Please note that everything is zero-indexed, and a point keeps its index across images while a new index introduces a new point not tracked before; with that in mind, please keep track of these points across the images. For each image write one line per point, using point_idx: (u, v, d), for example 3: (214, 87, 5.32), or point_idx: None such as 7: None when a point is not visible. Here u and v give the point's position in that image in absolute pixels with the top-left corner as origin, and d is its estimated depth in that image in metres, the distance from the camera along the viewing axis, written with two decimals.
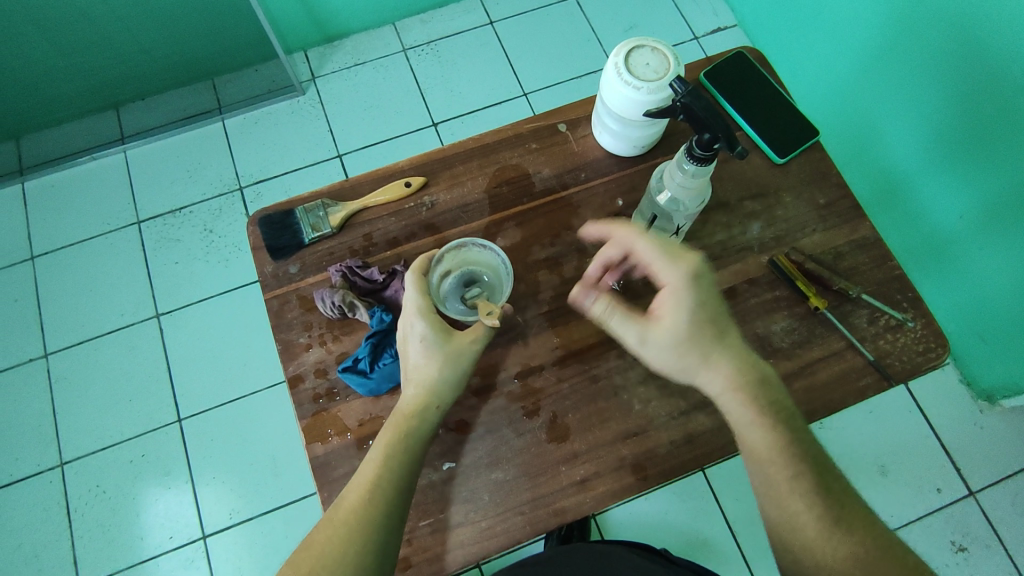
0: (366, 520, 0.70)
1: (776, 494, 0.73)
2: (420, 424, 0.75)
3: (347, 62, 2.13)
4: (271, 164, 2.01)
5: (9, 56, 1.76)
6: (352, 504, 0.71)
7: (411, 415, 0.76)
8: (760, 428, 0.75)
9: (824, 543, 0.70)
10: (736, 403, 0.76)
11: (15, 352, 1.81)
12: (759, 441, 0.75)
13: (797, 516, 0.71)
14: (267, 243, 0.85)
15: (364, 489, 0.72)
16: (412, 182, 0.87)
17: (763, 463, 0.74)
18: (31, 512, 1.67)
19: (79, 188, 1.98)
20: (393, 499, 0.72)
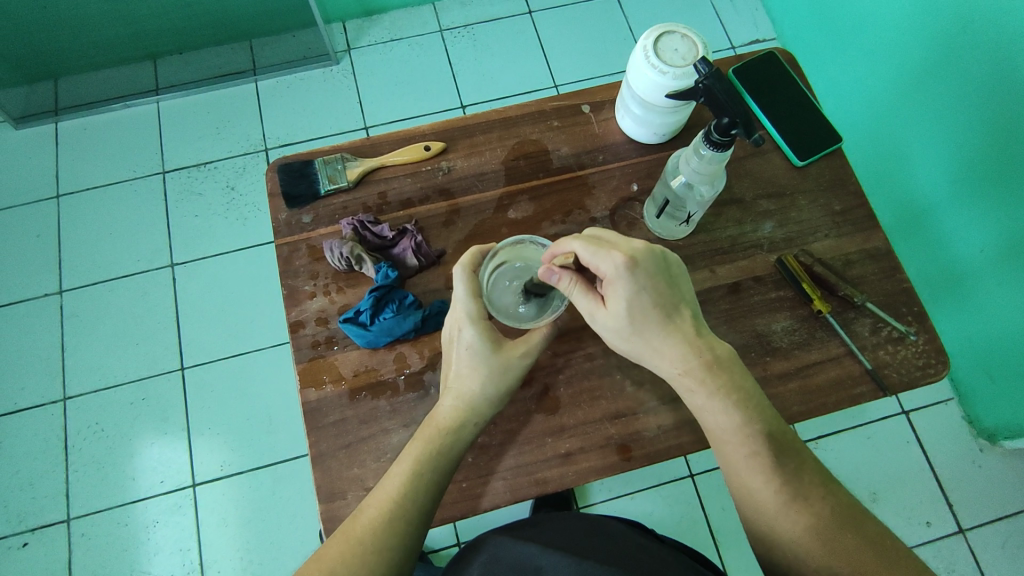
0: (392, 530, 0.70)
1: (737, 471, 0.76)
2: (454, 438, 0.76)
3: (384, 37, 2.14)
4: (298, 129, 2.04)
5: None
6: (377, 510, 0.71)
7: (445, 427, 0.76)
8: (720, 412, 0.76)
9: (786, 519, 0.73)
10: (691, 388, 0.77)
11: (31, 286, 1.85)
12: (719, 425, 0.76)
13: (760, 494, 0.74)
14: (284, 190, 0.87)
15: (391, 497, 0.72)
16: (432, 147, 0.88)
17: (724, 446, 0.77)
18: (30, 442, 1.71)
19: (110, 133, 2.01)
20: (419, 511, 0.72)
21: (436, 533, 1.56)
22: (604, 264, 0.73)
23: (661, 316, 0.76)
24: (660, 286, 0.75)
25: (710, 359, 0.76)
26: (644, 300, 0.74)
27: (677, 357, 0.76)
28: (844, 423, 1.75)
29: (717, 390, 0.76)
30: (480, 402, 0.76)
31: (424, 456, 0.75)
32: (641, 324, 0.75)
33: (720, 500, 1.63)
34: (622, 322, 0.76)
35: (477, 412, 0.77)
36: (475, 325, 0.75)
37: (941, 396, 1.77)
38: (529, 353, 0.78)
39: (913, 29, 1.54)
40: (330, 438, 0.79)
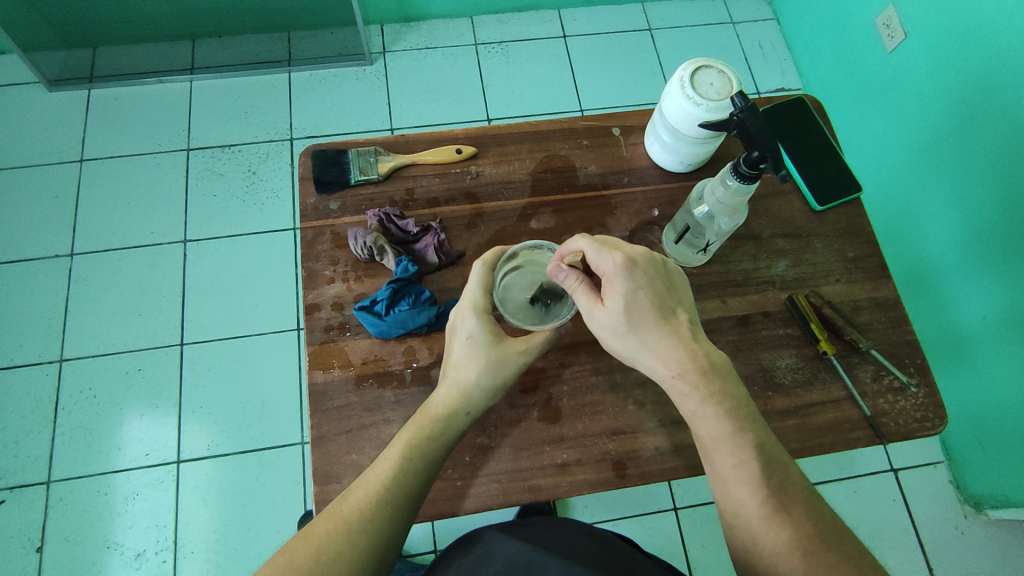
0: (379, 513, 0.71)
1: (722, 480, 0.77)
2: (446, 426, 0.77)
3: (419, 44, 2.19)
4: (326, 124, 2.07)
5: None
6: (366, 493, 0.72)
7: (439, 416, 0.77)
8: (710, 420, 0.77)
9: (767, 531, 0.74)
10: (682, 394, 0.78)
11: (44, 245, 1.86)
12: (712, 431, 0.77)
13: (743, 504, 0.75)
14: (315, 175, 0.88)
15: (382, 480, 0.73)
16: (463, 150, 0.90)
17: (712, 454, 0.77)
18: (20, 399, 1.70)
19: (141, 106, 2.05)
20: (409, 495, 0.73)
21: (414, 536, 1.56)
22: (606, 262, 0.77)
23: (658, 316, 0.78)
24: (656, 289, 0.78)
25: (705, 365, 0.77)
26: (641, 299, 0.77)
27: (668, 357, 0.77)
28: (833, 474, 1.75)
29: (710, 398, 0.77)
30: (476, 392, 0.78)
31: (415, 443, 0.76)
32: (636, 323, 0.77)
33: (701, 537, 1.63)
34: (619, 319, 0.77)
35: (472, 402, 0.78)
36: (479, 315, 0.78)
37: (930, 458, 1.78)
38: (528, 351, 0.79)
39: (936, 93, 1.58)
40: (331, 421, 0.79)
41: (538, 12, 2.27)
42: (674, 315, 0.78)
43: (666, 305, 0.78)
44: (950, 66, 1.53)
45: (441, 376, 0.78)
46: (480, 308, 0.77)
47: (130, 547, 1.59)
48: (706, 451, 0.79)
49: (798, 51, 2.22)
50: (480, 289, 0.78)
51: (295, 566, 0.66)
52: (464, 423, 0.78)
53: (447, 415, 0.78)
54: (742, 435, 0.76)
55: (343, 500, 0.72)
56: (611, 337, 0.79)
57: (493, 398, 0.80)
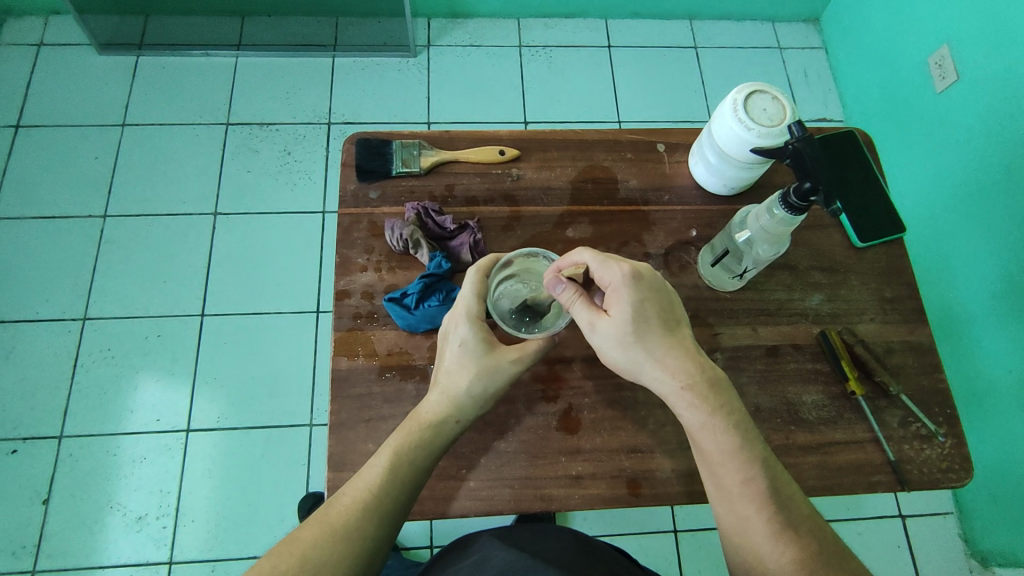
0: (366, 521, 0.71)
1: (728, 494, 0.75)
2: (436, 432, 0.76)
3: (464, 41, 2.20)
4: (364, 111, 2.08)
5: None
6: (354, 500, 0.72)
7: (428, 424, 0.76)
8: (717, 433, 0.75)
9: (772, 548, 0.72)
10: (688, 407, 0.77)
11: (78, 204, 1.90)
12: (716, 446, 0.75)
13: (748, 519, 0.74)
14: (358, 162, 0.89)
15: (370, 488, 0.72)
16: (506, 152, 0.90)
17: (719, 468, 0.76)
18: (41, 352, 1.73)
19: (187, 77, 2.08)
20: (396, 503, 0.73)
21: (411, 530, 1.56)
22: (611, 272, 0.76)
23: (665, 329, 0.78)
24: (662, 301, 0.78)
25: (711, 379, 0.77)
26: (647, 311, 0.76)
27: (679, 368, 0.77)
28: (839, 514, 1.72)
29: (714, 412, 0.76)
30: (466, 399, 0.77)
31: (403, 449, 0.75)
32: (642, 333, 0.76)
33: (698, 562, 1.61)
34: (627, 329, 0.76)
35: (462, 410, 0.77)
36: (472, 322, 0.77)
37: (939, 508, 1.74)
38: (520, 362, 0.78)
39: (985, 137, 1.54)
40: (351, 409, 0.80)
41: (584, 20, 2.27)
42: (681, 330, 0.79)
43: (675, 318, 0.79)
44: (1001, 110, 1.49)
45: (431, 382, 0.77)
46: (475, 316, 0.76)
47: (131, 510, 1.61)
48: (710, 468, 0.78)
49: (844, 83, 2.19)
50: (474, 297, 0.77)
51: (279, 573, 0.66)
52: (453, 431, 0.78)
53: (438, 422, 0.77)
54: (750, 447, 0.75)
55: (332, 505, 0.72)
56: (615, 348, 0.77)
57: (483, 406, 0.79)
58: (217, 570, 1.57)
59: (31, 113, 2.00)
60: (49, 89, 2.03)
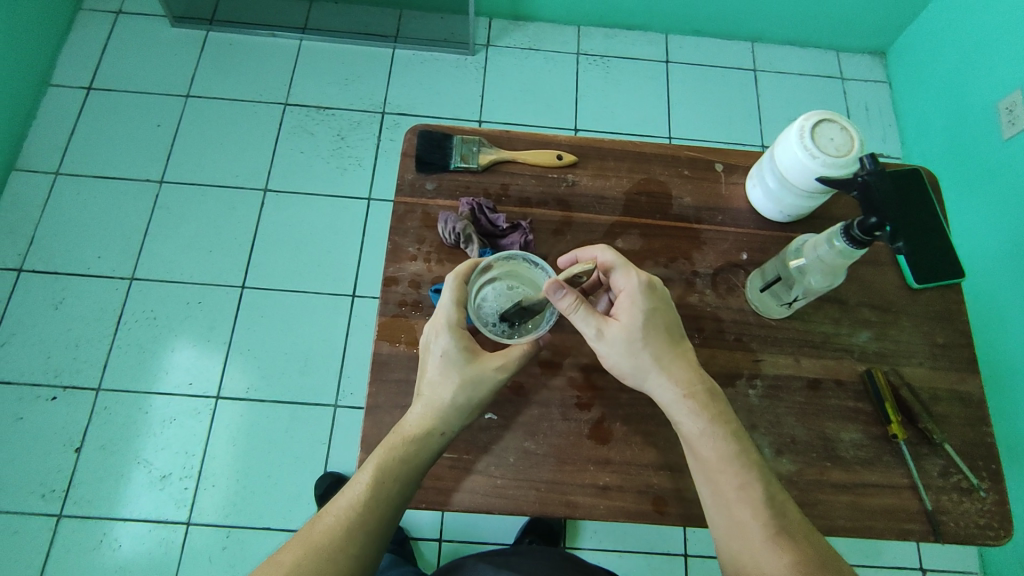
0: (348, 540, 0.72)
1: (727, 504, 0.74)
2: (420, 446, 0.76)
3: (523, 43, 2.22)
4: (418, 104, 2.11)
5: None
6: (336, 520, 0.72)
7: (414, 440, 0.76)
8: (717, 439, 0.75)
9: (767, 554, 0.71)
10: (689, 413, 0.77)
11: (137, 168, 1.96)
12: (715, 451, 0.74)
13: (745, 525, 0.73)
14: (418, 153, 0.91)
15: (352, 506, 0.73)
16: (564, 157, 0.91)
17: (718, 478, 0.75)
18: (88, 307, 1.80)
19: (252, 56, 2.14)
20: (379, 520, 0.74)
21: (423, 521, 1.58)
22: (626, 276, 0.78)
23: (669, 338, 0.79)
24: (668, 313, 0.80)
25: (709, 390, 0.78)
26: (656, 318, 0.78)
27: (683, 376, 0.78)
28: (855, 559, 1.67)
29: (713, 419, 0.76)
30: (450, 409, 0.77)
31: (386, 465, 0.75)
32: (650, 339, 0.78)
33: None
34: (636, 331, 0.77)
35: (446, 421, 0.77)
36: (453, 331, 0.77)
37: (962, 566, 1.69)
38: (505, 369, 0.78)
39: None
40: (389, 393, 0.81)
41: (644, 33, 2.26)
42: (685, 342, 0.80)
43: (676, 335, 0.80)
44: None
45: (414, 394, 0.77)
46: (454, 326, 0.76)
47: (157, 468, 1.66)
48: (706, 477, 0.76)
49: (905, 120, 2.14)
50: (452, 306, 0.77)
51: None
52: (439, 443, 0.78)
53: (425, 436, 0.77)
54: (749, 459, 0.75)
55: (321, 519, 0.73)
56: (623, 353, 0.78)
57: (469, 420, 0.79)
58: (232, 537, 1.61)
59: (102, 78, 2.08)
60: (121, 56, 2.11)
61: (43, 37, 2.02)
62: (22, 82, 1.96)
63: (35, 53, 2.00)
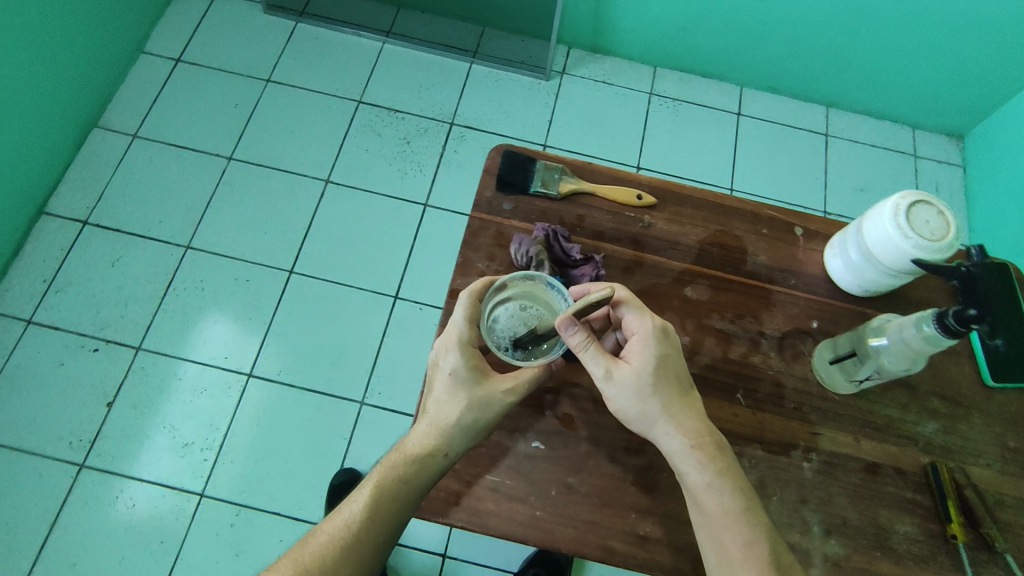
0: (343, 558, 0.73)
1: (730, 564, 0.71)
2: (421, 465, 0.77)
3: (597, 76, 2.24)
4: (487, 120, 2.14)
5: None
6: (330, 538, 0.74)
7: (411, 462, 0.77)
8: (725, 494, 0.73)
9: None
10: (695, 465, 0.75)
11: (209, 143, 2.02)
12: (723, 506, 0.72)
13: None
14: (500, 172, 0.92)
15: (348, 524, 0.74)
16: (643, 198, 0.90)
17: (721, 533, 0.72)
18: (142, 268, 1.84)
19: (334, 52, 2.21)
20: (374, 539, 0.74)
21: (432, 535, 1.56)
22: (639, 317, 0.78)
23: (680, 385, 0.78)
24: (679, 361, 0.79)
25: (717, 444, 0.76)
26: (669, 364, 0.77)
27: (694, 424, 0.76)
28: None
29: (720, 472, 0.74)
30: (454, 430, 0.78)
31: (384, 484, 0.76)
32: (660, 385, 0.77)
33: None
34: (646, 374, 0.77)
35: (449, 442, 0.78)
36: (463, 349, 0.79)
37: None
38: (513, 392, 0.79)
39: None
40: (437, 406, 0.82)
41: (719, 83, 2.26)
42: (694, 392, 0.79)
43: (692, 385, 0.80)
44: None
45: (419, 412, 0.79)
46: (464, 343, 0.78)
47: (181, 435, 1.68)
48: (710, 534, 0.74)
49: (976, 206, 2.09)
50: (464, 323, 0.79)
51: None
52: (441, 464, 0.78)
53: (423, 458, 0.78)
54: (754, 519, 0.72)
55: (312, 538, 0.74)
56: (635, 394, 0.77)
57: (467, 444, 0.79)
58: (241, 516, 1.61)
59: (192, 53, 2.16)
60: (213, 35, 2.20)
61: (143, 8, 2.12)
62: (117, 47, 2.05)
63: (134, 22, 2.09)
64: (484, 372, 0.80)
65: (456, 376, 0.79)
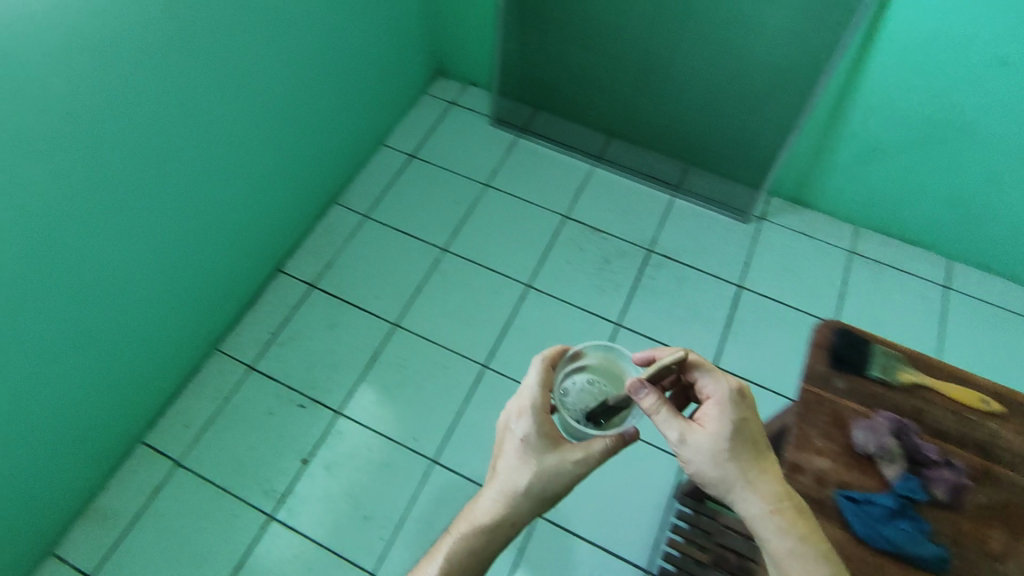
0: None
1: None
2: (494, 533, 1.02)
3: (797, 225, 2.26)
4: (684, 251, 2.20)
5: (592, 64, 2.17)
6: None
7: (483, 524, 1.02)
8: (806, 562, 0.90)
9: None
10: (776, 530, 0.93)
11: (428, 232, 2.22)
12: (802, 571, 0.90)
13: None
14: (838, 349, 1.18)
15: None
16: (982, 403, 1.13)
17: None
18: (354, 337, 2.00)
19: (547, 167, 2.40)
20: None
21: None
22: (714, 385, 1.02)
23: (750, 451, 0.98)
24: (753, 432, 0.99)
25: (796, 508, 0.95)
26: (740, 434, 0.98)
27: (773, 492, 0.95)
28: None
29: (800, 538, 0.92)
30: (521, 494, 1.01)
31: (462, 551, 1.01)
32: (734, 452, 0.97)
33: None
34: (716, 437, 0.98)
35: (513, 505, 1.02)
36: (533, 417, 1.03)
37: None
38: (581, 461, 1.01)
39: None
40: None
41: (926, 251, 2.21)
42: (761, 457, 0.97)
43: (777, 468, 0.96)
44: None
45: (494, 482, 1.03)
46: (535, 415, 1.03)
47: (363, 507, 1.72)
48: None
49: None
50: (537, 398, 1.04)
51: None
52: (507, 530, 1.02)
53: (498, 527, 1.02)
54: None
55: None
56: (714, 458, 0.98)
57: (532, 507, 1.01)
58: None
59: (424, 151, 2.43)
60: (444, 138, 2.46)
61: (394, 109, 2.42)
62: (367, 139, 2.34)
63: (384, 119, 2.39)
64: (553, 441, 1.03)
65: (535, 447, 1.02)
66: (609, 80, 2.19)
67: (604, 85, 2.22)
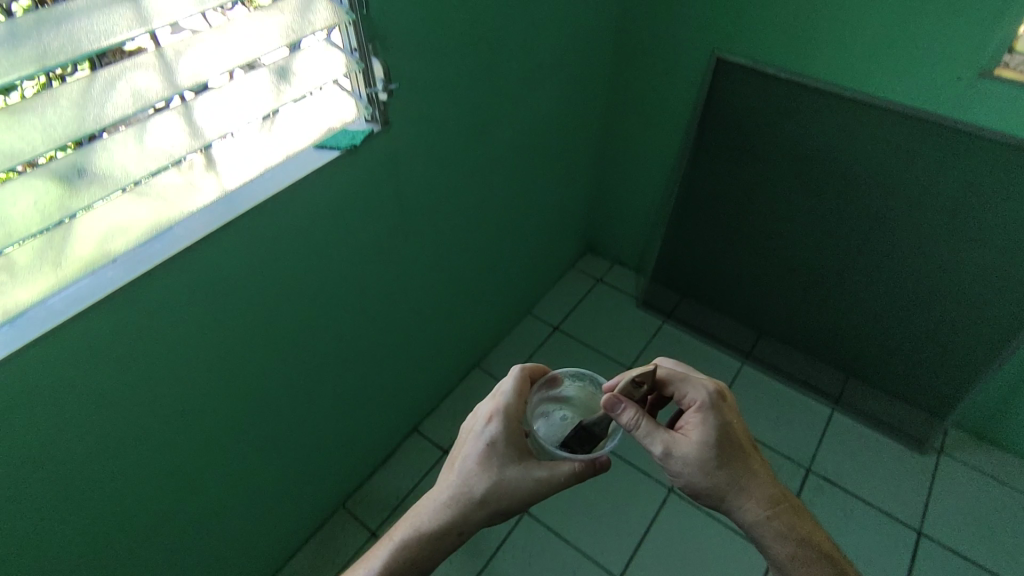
0: None
1: None
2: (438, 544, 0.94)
3: (986, 467, 1.98)
4: (849, 477, 1.98)
5: (749, 269, 2.15)
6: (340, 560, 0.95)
7: (421, 537, 0.94)
8: (785, 537, 0.91)
9: None
10: (785, 544, 0.92)
11: None
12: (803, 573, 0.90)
13: None
14: None
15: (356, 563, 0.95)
16: None
17: None
18: None
19: (693, 358, 2.31)
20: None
21: None
22: (693, 396, 0.92)
23: (735, 453, 0.91)
24: (728, 429, 0.91)
25: (791, 507, 0.94)
26: (720, 439, 0.90)
27: (762, 494, 0.91)
28: None
29: (800, 544, 0.92)
30: (476, 505, 0.93)
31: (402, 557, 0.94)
32: (724, 461, 0.90)
33: None
34: (714, 452, 0.89)
35: (461, 510, 0.94)
36: (503, 428, 0.95)
37: None
38: (542, 478, 0.92)
39: None
40: None
41: None
42: (733, 456, 0.90)
43: (729, 453, 0.90)
44: None
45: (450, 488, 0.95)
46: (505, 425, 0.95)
47: None
48: None
49: None
50: (509, 411, 0.96)
51: None
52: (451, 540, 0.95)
53: (434, 538, 0.94)
54: None
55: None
56: (704, 475, 0.90)
57: (470, 508, 0.94)
58: None
59: (569, 324, 2.44)
60: (589, 314, 2.47)
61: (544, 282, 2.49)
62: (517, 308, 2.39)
63: (534, 289, 2.45)
64: (519, 455, 0.94)
65: (495, 464, 0.94)
66: (766, 285, 2.14)
67: (761, 289, 2.17)
